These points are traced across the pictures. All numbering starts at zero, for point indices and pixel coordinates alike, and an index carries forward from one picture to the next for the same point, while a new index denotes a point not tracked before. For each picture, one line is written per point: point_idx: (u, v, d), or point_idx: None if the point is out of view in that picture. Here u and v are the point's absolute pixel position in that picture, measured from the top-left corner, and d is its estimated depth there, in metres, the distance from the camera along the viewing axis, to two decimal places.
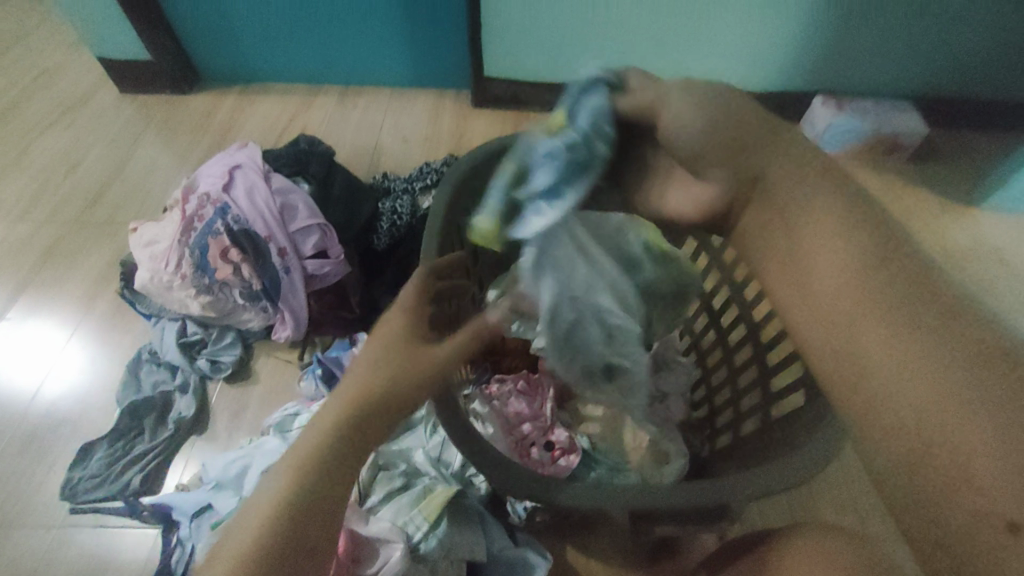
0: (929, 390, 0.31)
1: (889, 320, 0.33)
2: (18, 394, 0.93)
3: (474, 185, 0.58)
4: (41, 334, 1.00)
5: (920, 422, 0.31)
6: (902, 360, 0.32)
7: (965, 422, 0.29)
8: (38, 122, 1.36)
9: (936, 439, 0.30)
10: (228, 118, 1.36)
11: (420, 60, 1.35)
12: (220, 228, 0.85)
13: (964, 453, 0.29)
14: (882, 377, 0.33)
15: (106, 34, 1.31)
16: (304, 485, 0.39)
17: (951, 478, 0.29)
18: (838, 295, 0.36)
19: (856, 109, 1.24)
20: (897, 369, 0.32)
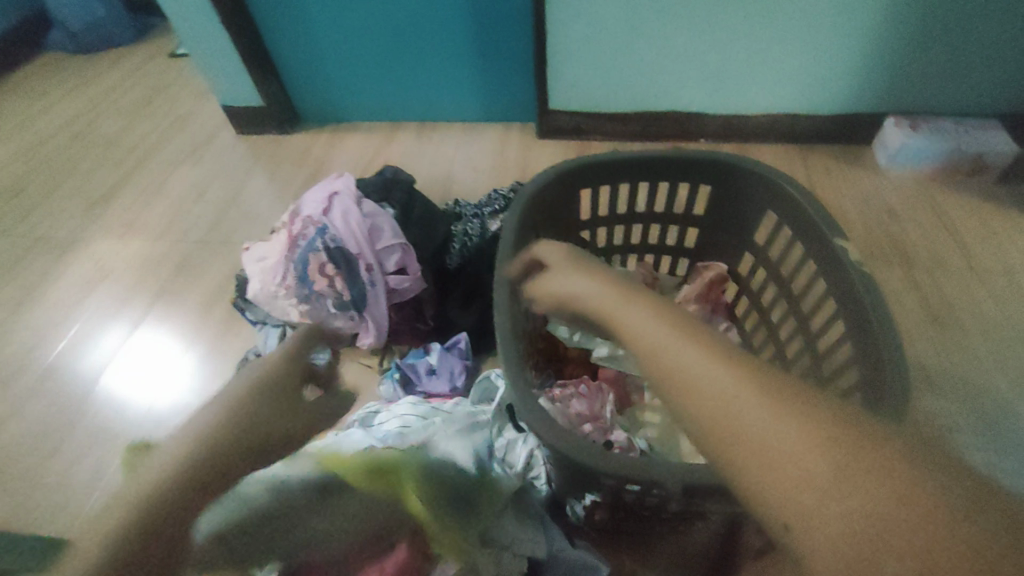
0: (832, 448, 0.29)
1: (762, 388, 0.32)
2: (138, 406, 1.07)
3: (543, 204, 0.65)
4: (159, 348, 1.16)
5: (841, 480, 0.28)
6: (720, 385, 0.33)
7: (869, 474, 0.28)
8: (173, 159, 1.61)
9: (859, 495, 0.27)
10: (323, 153, 1.55)
11: (491, 96, 1.48)
12: (319, 246, 0.97)
13: (772, 474, 0.29)
14: (704, 410, 0.33)
15: (229, 85, 1.55)
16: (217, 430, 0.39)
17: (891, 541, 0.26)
18: (674, 348, 0.36)
19: (932, 130, 1.20)
20: (720, 402, 0.33)
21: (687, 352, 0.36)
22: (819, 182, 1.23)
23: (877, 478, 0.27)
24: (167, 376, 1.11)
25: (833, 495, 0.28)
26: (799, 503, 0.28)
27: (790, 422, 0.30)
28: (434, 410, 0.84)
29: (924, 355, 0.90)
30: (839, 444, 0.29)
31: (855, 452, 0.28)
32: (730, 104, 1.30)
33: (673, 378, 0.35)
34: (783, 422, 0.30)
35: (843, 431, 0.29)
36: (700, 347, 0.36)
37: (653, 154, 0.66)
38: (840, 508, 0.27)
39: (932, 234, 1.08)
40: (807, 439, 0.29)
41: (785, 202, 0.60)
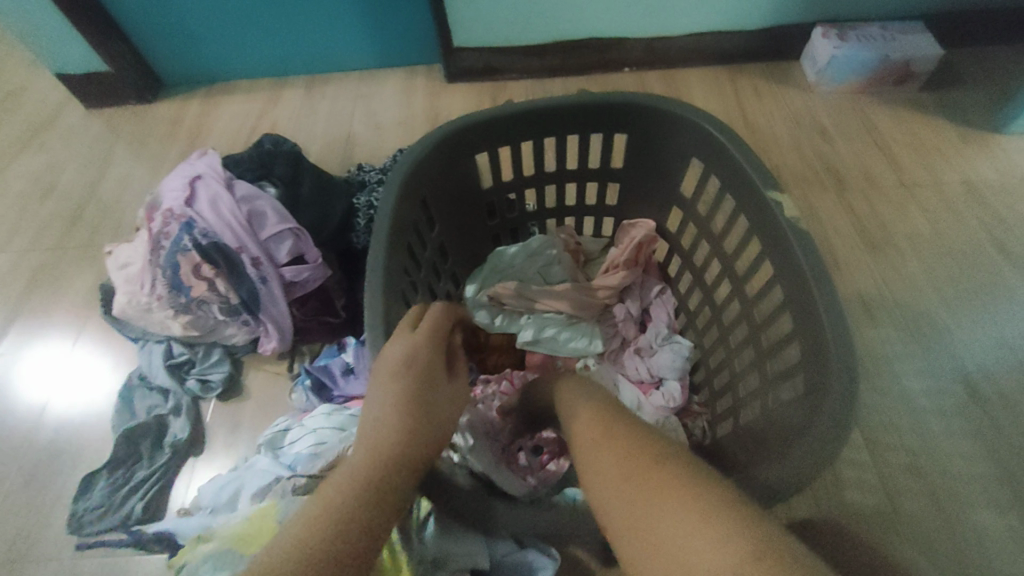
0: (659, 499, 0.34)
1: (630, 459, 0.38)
2: (26, 414, 0.93)
3: (428, 178, 0.53)
4: (46, 352, 0.99)
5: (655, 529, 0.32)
6: (623, 473, 0.38)
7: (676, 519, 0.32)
8: (8, 149, 1.32)
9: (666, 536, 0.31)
10: (196, 123, 1.31)
11: (386, 36, 1.27)
12: (187, 245, 0.81)
13: (657, 536, 0.32)
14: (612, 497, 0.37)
15: (59, 48, 1.26)
16: (345, 513, 0.31)
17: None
18: (596, 455, 0.41)
19: (861, 37, 1.13)
20: (619, 490, 0.37)
21: (605, 453, 0.41)
22: (750, 105, 1.15)
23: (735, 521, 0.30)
24: (67, 376, 0.96)
25: (699, 539, 0.30)
26: (677, 554, 0.30)
27: (673, 487, 0.34)
28: (350, 417, 0.74)
29: (861, 283, 0.87)
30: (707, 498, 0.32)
31: (720, 505, 0.32)
32: (653, 26, 1.17)
33: (592, 476, 0.40)
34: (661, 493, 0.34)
35: (709, 487, 0.33)
36: (612, 450, 0.41)
37: (556, 102, 0.55)
38: (709, 554, 0.29)
39: (864, 152, 1.04)
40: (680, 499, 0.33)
41: (713, 149, 0.51)
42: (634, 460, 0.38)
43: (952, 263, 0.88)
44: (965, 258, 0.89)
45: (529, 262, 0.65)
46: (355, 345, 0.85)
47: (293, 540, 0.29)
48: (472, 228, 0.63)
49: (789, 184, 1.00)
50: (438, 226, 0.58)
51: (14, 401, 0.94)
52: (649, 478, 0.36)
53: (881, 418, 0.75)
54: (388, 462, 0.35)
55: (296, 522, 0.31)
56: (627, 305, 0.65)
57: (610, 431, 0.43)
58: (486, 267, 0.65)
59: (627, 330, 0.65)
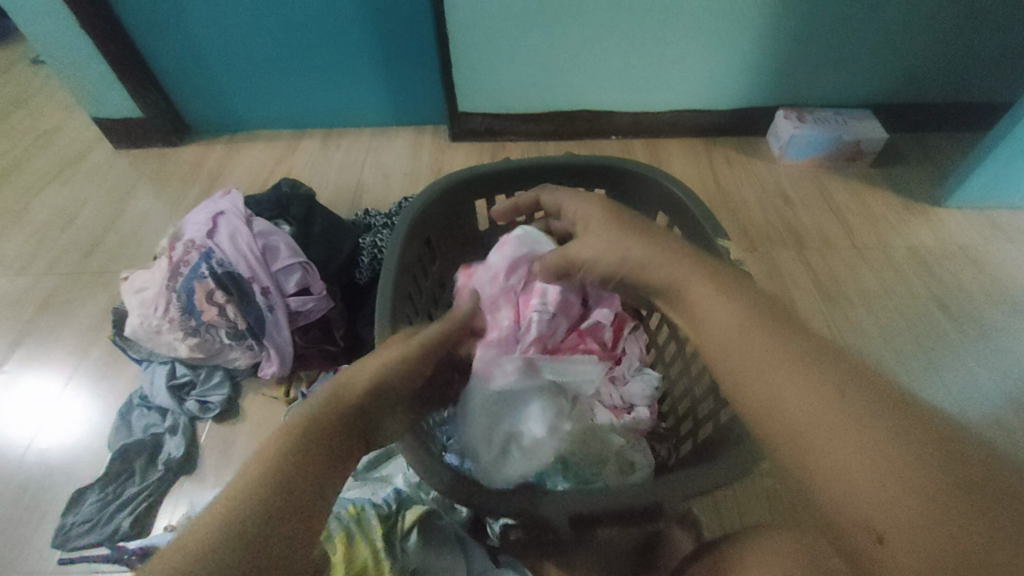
0: (843, 432, 0.32)
1: (803, 373, 0.35)
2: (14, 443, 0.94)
3: (432, 218, 0.62)
4: (35, 386, 1.01)
5: (840, 459, 0.31)
6: (801, 394, 0.34)
7: (864, 458, 0.30)
8: (36, 181, 1.42)
9: (848, 468, 0.31)
10: (217, 166, 1.42)
11: (399, 99, 1.42)
12: (205, 272, 0.88)
13: (845, 477, 0.31)
14: (787, 413, 0.34)
15: (100, 95, 1.39)
16: (282, 461, 0.36)
17: (857, 505, 0.30)
18: (765, 358, 0.37)
19: (817, 120, 1.28)
20: (800, 412, 0.34)
21: (780, 360, 0.36)
22: (722, 173, 1.28)
23: (938, 483, 0.29)
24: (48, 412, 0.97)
25: (844, 474, 0.31)
26: (811, 479, 0.32)
27: (862, 429, 0.31)
28: None
29: (819, 331, 0.95)
30: (906, 448, 0.30)
31: (919, 458, 0.29)
32: (637, 102, 1.33)
33: (758, 380, 0.36)
34: (851, 429, 0.31)
35: (899, 435, 0.30)
36: (788, 357, 0.36)
37: (545, 161, 0.65)
38: (904, 511, 0.29)
39: (821, 217, 1.15)
40: (876, 444, 0.31)
41: (674, 204, 0.61)
42: (806, 374, 0.35)
43: (900, 318, 0.97)
44: (912, 314, 0.98)
45: None
46: None
47: (234, 491, 0.35)
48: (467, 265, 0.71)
49: (756, 241, 1.11)
50: (438, 261, 0.66)
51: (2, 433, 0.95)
52: (842, 410, 0.32)
53: None
54: (328, 422, 0.40)
55: (237, 478, 0.35)
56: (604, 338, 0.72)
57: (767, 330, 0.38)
58: None
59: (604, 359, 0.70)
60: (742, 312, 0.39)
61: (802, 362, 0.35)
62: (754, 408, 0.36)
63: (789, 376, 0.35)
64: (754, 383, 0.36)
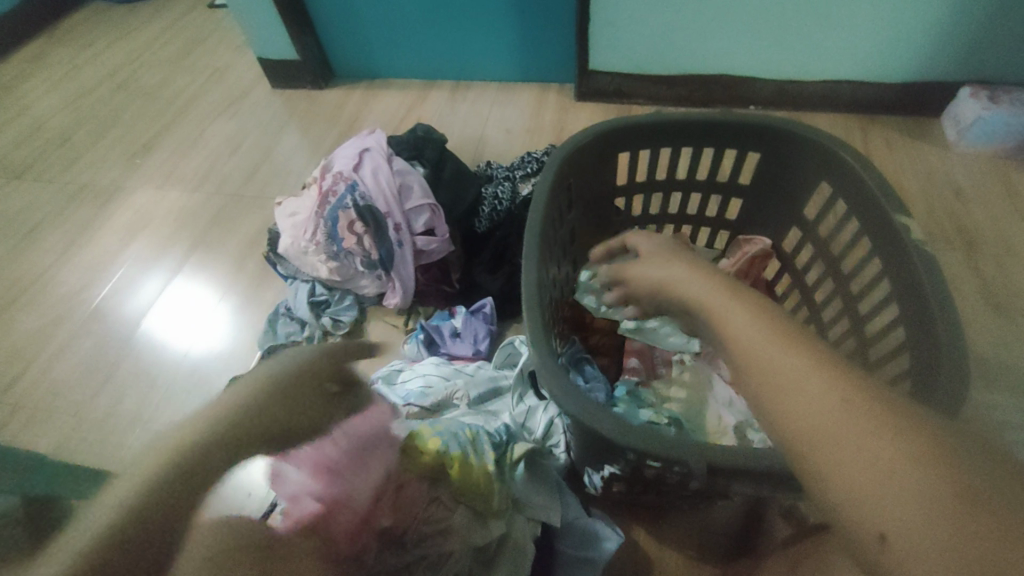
0: (859, 427, 0.29)
1: (822, 371, 0.32)
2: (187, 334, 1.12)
3: (576, 166, 0.62)
4: (202, 291, 1.20)
5: (857, 451, 0.28)
6: (818, 395, 0.31)
7: (885, 450, 0.27)
8: (209, 114, 1.62)
9: (866, 462, 0.28)
10: (356, 110, 1.53)
11: (529, 54, 1.41)
12: (349, 203, 0.97)
13: (867, 470, 0.27)
14: (803, 416, 0.31)
15: (265, 38, 1.54)
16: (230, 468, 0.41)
17: (874, 502, 0.27)
18: (780, 356, 0.34)
19: (1015, 101, 1.08)
20: (830, 424, 0.30)
21: (799, 360, 0.33)
22: (879, 156, 1.13)
23: (978, 504, 0.25)
24: (212, 313, 1.15)
25: (865, 471, 0.28)
26: (830, 477, 0.29)
27: (887, 434, 0.28)
28: (456, 370, 0.83)
29: (978, 344, 0.84)
30: (942, 461, 0.26)
31: (956, 473, 0.26)
32: (787, 67, 1.20)
33: (768, 377, 0.34)
34: (867, 438, 0.28)
35: (930, 428, 0.28)
36: (809, 367, 0.32)
37: (699, 117, 0.62)
38: (927, 527, 0.25)
39: (1001, 218, 0.99)
40: (902, 453, 0.27)
41: (842, 173, 0.56)
42: (823, 372, 0.32)
43: None
44: None
45: None
46: (465, 313, 0.96)
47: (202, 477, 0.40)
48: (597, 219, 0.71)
49: None
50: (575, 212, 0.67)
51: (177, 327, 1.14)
52: (862, 415, 0.29)
53: None
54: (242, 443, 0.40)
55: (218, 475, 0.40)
56: None
57: (786, 330, 0.36)
58: None
59: None
60: (755, 318, 0.37)
61: (821, 361, 0.32)
62: (774, 406, 0.33)
63: (807, 374, 0.32)
64: (761, 381, 0.34)
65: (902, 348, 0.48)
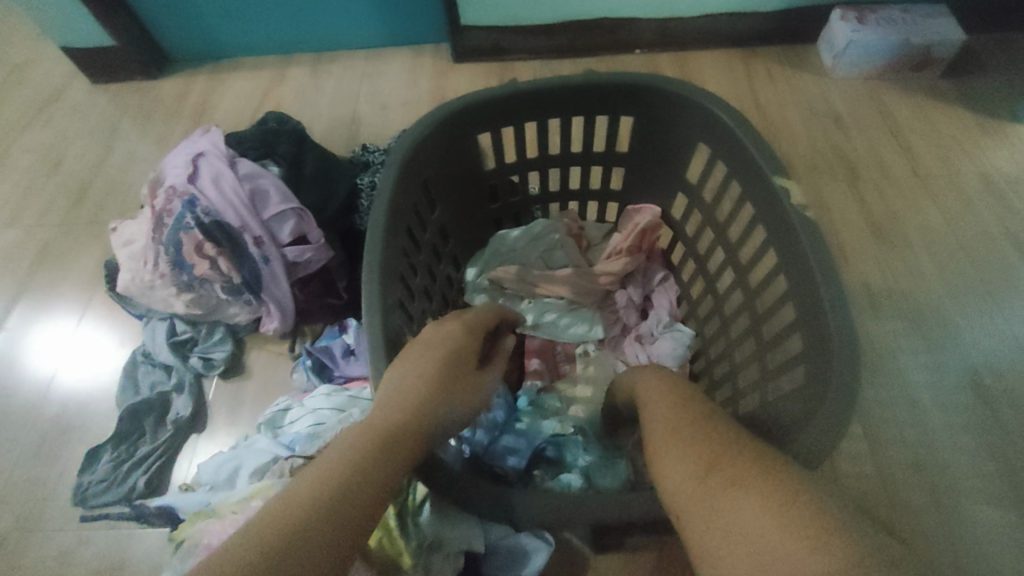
0: (720, 475, 0.34)
1: (696, 434, 0.37)
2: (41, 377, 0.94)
3: (427, 159, 0.52)
4: (51, 323, 1.00)
5: (717, 496, 0.33)
6: (691, 460, 0.36)
7: (731, 495, 0.32)
8: (14, 124, 1.32)
9: (720, 506, 0.32)
10: (202, 100, 1.30)
11: (394, 14, 1.24)
12: (190, 223, 0.81)
13: (721, 511, 0.32)
14: (675, 474, 0.36)
15: (64, 22, 1.25)
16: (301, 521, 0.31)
17: (725, 542, 0.31)
18: (664, 418, 0.41)
19: (881, 21, 1.09)
20: (694, 478, 0.34)
21: (680, 429, 0.39)
22: (763, 90, 1.11)
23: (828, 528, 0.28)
24: (70, 345, 0.97)
25: (726, 513, 0.31)
26: (694, 525, 0.33)
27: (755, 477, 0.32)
28: (350, 398, 0.73)
29: (868, 274, 0.86)
30: (777, 487, 0.31)
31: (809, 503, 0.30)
32: (665, 6, 1.14)
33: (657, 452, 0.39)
34: (741, 489, 0.32)
35: (785, 473, 0.32)
36: (689, 430, 0.38)
37: (561, 83, 0.54)
38: (765, 538, 0.29)
39: (878, 141, 1.01)
40: (761, 499, 0.31)
41: (719, 133, 0.50)
42: (702, 433, 0.37)
43: (961, 257, 0.87)
44: (976, 252, 0.87)
45: (531, 247, 0.65)
46: (355, 327, 0.85)
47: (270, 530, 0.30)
48: (471, 211, 0.62)
49: (801, 171, 0.98)
50: (439, 208, 0.57)
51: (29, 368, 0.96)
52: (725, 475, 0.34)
53: (881, 410, 0.75)
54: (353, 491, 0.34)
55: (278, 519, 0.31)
56: (630, 292, 0.64)
57: (680, 400, 0.43)
58: (486, 250, 0.65)
59: (629, 316, 0.64)
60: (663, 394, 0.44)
61: (695, 427, 0.38)
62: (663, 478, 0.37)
63: (684, 441, 0.38)
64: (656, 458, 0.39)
65: (795, 322, 0.44)
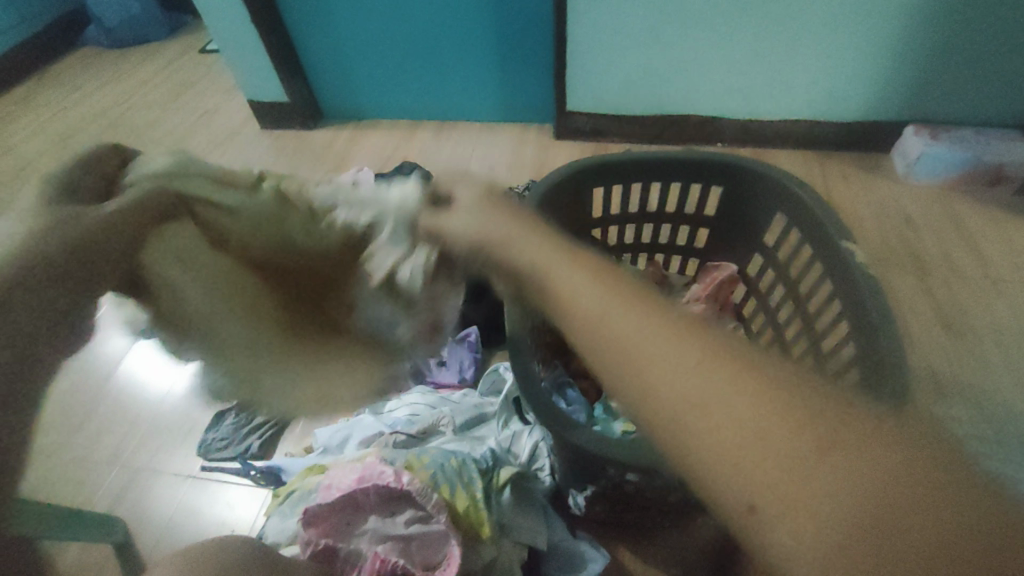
0: (769, 456, 0.30)
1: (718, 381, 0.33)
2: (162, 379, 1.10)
3: (555, 200, 0.67)
4: None
5: (781, 482, 0.29)
6: (730, 411, 0.31)
7: (788, 471, 0.29)
8: (198, 153, 1.66)
9: (782, 479, 0.29)
10: (344, 148, 1.58)
11: (510, 95, 1.49)
12: None
13: (789, 490, 0.29)
14: (716, 431, 0.31)
15: (257, 81, 1.60)
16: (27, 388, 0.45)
17: (786, 517, 0.29)
18: (662, 350, 0.34)
19: (953, 139, 1.19)
20: (738, 436, 0.31)
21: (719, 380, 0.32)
22: (835, 189, 1.22)
23: (860, 476, 0.29)
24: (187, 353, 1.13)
25: (788, 481, 0.29)
26: (756, 479, 0.30)
27: (805, 440, 0.30)
28: (442, 399, 0.85)
29: (936, 363, 0.89)
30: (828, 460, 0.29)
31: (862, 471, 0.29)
32: (748, 109, 1.30)
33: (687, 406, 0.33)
34: (817, 449, 0.30)
35: (819, 437, 0.30)
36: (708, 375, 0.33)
37: (667, 156, 0.68)
38: (834, 528, 0.28)
39: (949, 244, 1.07)
40: (818, 466, 0.29)
41: (796, 204, 0.62)
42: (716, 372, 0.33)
43: None
44: None
45: None
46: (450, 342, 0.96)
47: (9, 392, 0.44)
48: None
49: (869, 262, 1.05)
50: None
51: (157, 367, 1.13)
52: (784, 438, 0.30)
53: None
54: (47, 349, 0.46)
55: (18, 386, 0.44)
56: None
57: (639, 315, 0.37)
58: None
59: None
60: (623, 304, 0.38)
61: (716, 371, 0.33)
62: (685, 422, 0.32)
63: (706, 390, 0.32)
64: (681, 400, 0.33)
65: (853, 360, 0.53)
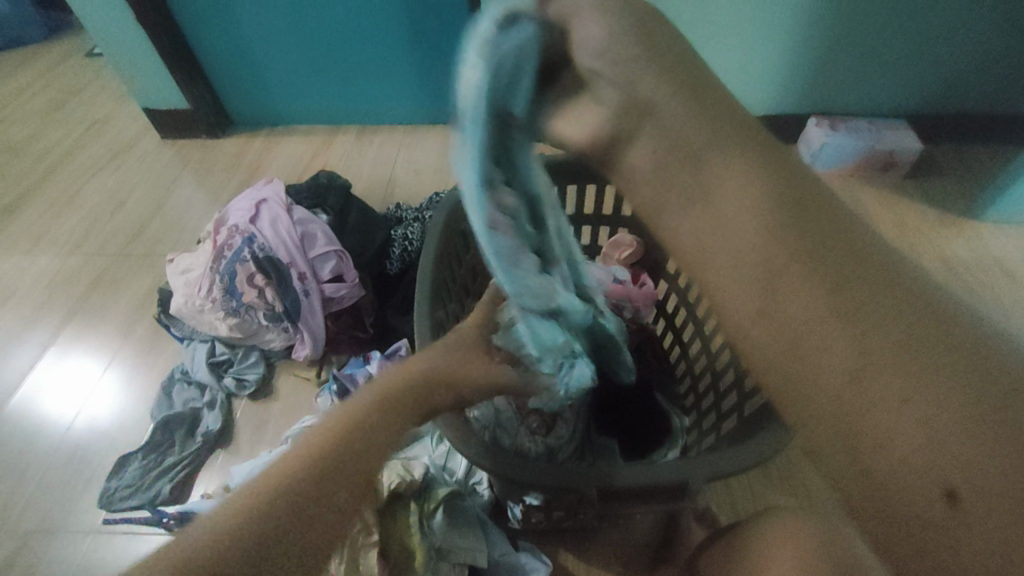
0: (871, 393, 0.30)
1: (824, 314, 0.31)
2: (60, 418, 0.99)
3: None
4: (83, 358, 1.07)
5: (865, 419, 0.30)
6: (845, 363, 0.31)
7: (887, 415, 0.29)
8: (87, 168, 1.49)
9: (874, 424, 0.30)
10: (257, 157, 1.48)
11: (434, 97, 1.45)
12: (246, 256, 0.92)
13: (882, 437, 0.29)
14: (821, 375, 0.31)
15: (152, 87, 1.46)
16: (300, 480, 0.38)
17: (870, 459, 0.30)
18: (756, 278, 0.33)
19: (849, 129, 1.28)
20: (837, 371, 0.31)
21: (821, 317, 0.31)
22: None
23: (974, 434, 0.28)
24: (89, 386, 1.03)
25: (891, 426, 0.29)
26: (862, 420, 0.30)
27: (922, 393, 0.29)
28: None
29: None
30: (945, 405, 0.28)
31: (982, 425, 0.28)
32: None
33: (802, 370, 0.32)
34: (925, 402, 0.29)
35: (943, 381, 0.29)
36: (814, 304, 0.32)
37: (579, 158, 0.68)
38: (934, 463, 0.28)
39: None
40: (921, 413, 0.29)
41: None
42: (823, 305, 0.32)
43: None
44: None
45: None
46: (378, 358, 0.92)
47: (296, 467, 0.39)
48: None
49: None
50: (473, 250, 0.69)
51: (48, 408, 1.01)
52: (900, 387, 0.29)
53: None
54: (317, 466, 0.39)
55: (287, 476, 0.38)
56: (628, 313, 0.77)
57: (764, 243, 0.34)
58: None
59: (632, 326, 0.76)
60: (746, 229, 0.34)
61: (825, 300, 0.32)
62: (786, 369, 0.33)
63: (812, 322, 0.32)
64: (805, 365, 0.32)
65: None
